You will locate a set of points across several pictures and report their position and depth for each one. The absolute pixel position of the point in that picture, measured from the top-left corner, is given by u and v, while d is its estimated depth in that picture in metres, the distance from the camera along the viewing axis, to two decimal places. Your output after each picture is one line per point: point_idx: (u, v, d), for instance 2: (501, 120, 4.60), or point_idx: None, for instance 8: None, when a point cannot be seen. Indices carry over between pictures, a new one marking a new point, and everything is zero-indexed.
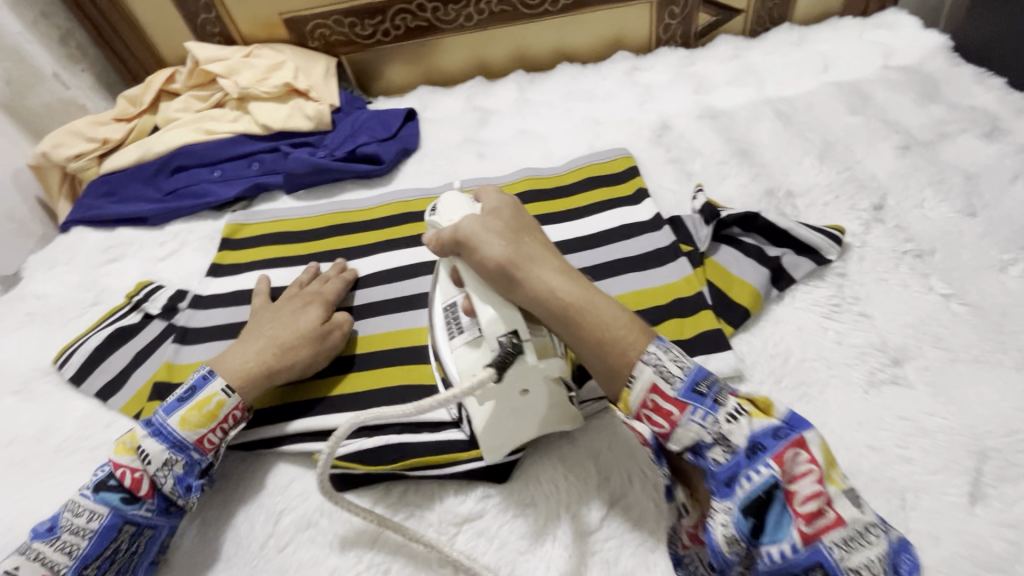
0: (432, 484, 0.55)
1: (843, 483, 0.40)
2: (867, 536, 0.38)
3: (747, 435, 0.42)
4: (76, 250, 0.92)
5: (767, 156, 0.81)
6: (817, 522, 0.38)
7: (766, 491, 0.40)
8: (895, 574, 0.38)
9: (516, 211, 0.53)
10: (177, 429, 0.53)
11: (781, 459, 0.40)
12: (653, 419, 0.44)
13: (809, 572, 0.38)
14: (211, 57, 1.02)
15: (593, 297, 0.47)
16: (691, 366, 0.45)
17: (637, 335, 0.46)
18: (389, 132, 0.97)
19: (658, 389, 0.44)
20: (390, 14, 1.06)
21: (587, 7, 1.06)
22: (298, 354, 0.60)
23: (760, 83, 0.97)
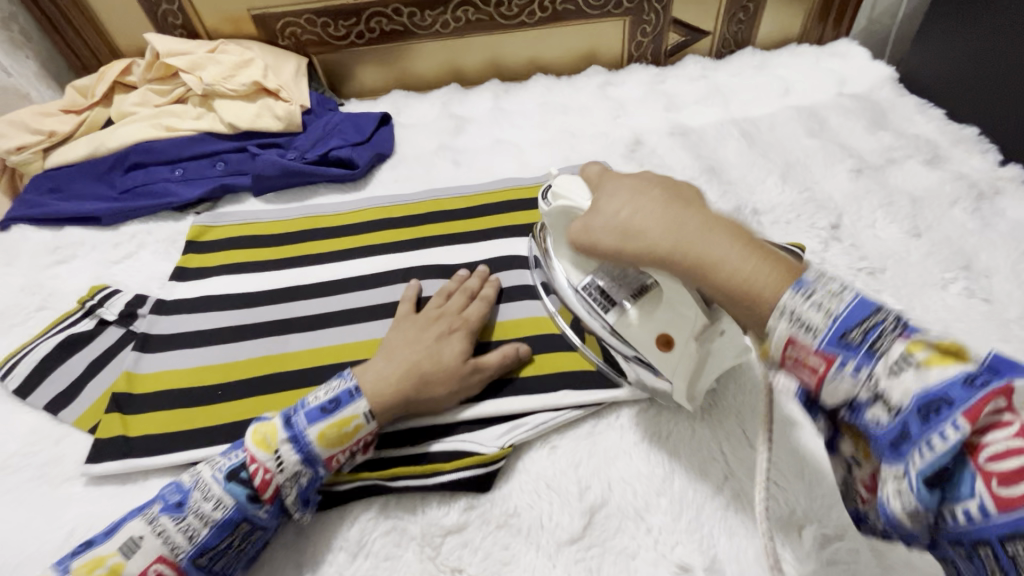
0: (411, 495, 0.53)
1: (930, 330, 0.32)
2: (918, 371, 0.31)
3: (915, 391, 0.30)
4: (19, 250, 0.86)
5: (733, 175, 0.85)
6: (1005, 458, 0.27)
7: (822, 368, 0.35)
8: (950, 411, 0.29)
9: (645, 187, 0.45)
10: (313, 443, 0.49)
11: (974, 415, 0.28)
12: (800, 370, 0.36)
13: (866, 426, 0.33)
14: (173, 50, 0.98)
15: (705, 235, 0.39)
16: (853, 297, 0.34)
17: (785, 277, 0.36)
18: (364, 136, 0.96)
19: (795, 339, 0.34)
20: (364, 17, 1.04)
21: (562, 21, 1.08)
22: (438, 388, 0.54)
23: (726, 103, 1.02)
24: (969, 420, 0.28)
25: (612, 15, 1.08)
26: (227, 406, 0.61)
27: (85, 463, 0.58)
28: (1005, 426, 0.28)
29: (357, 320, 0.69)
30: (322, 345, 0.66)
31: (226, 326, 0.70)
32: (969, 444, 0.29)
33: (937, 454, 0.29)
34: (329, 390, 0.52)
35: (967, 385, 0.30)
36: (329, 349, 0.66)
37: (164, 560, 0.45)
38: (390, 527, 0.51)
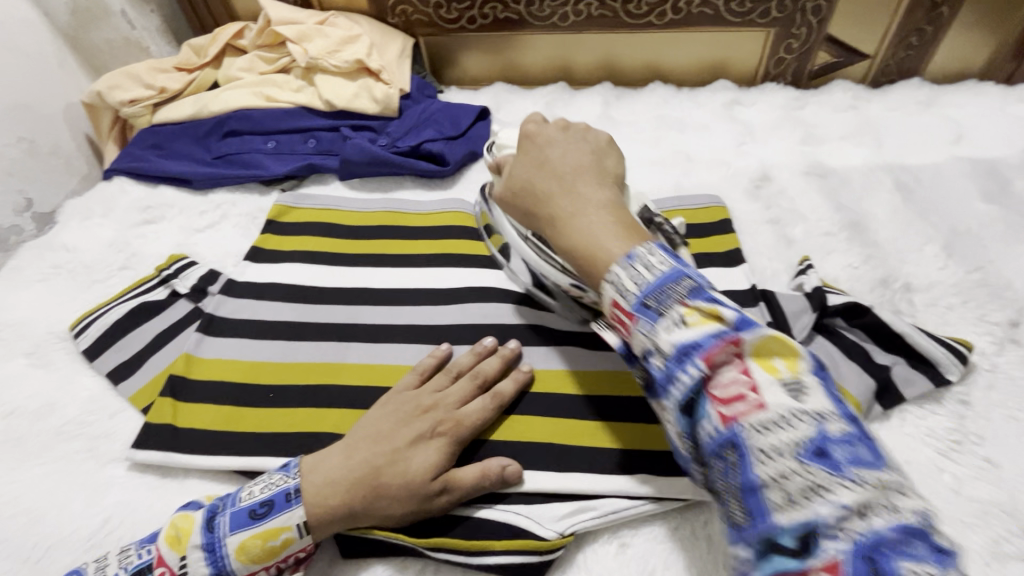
0: (452, 566, 0.47)
1: (796, 374, 0.34)
2: (794, 420, 0.32)
3: (680, 342, 0.35)
4: (115, 203, 0.87)
5: (881, 235, 0.71)
6: (727, 390, 0.33)
7: (694, 392, 0.34)
8: (818, 460, 0.30)
9: (564, 149, 0.50)
10: (231, 557, 0.44)
11: (709, 357, 0.34)
12: (619, 326, 0.40)
13: (729, 461, 0.32)
14: (284, 18, 0.96)
15: (582, 197, 0.45)
16: (668, 269, 0.38)
17: (627, 244, 0.41)
18: (458, 131, 0.89)
19: (616, 303, 0.39)
20: (480, 0, 0.97)
21: (695, 26, 0.95)
22: (393, 507, 0.45)
23: (879, 143, 0.86)
24: (705, 362, 0.34)
25: (754, 25, 0.94)
26: (276, 412, 0.58)
27: (132, 446, 0.56)
28: (856, 484, 0.29)
29: (424, 339, 0.63)
30: (385, 363, 0.61)
31: (289, 321, 0.66)
32: (824, 492, 0.29)
33: (800, 502, 0.30)
34: (268, 487, 0.47)
35: (824, 442, 0.31)
36: (387, 367, 0.61)
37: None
38: None
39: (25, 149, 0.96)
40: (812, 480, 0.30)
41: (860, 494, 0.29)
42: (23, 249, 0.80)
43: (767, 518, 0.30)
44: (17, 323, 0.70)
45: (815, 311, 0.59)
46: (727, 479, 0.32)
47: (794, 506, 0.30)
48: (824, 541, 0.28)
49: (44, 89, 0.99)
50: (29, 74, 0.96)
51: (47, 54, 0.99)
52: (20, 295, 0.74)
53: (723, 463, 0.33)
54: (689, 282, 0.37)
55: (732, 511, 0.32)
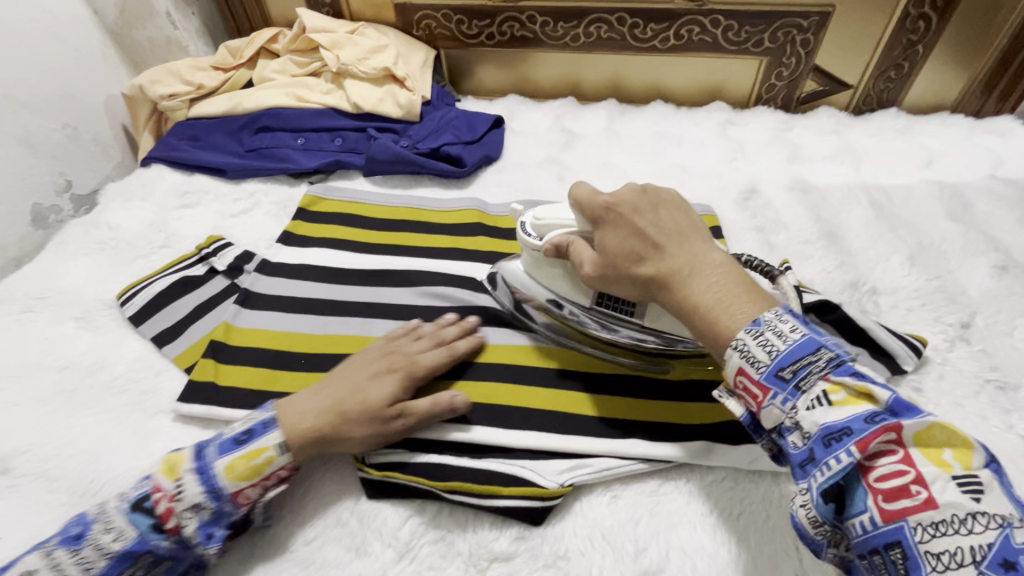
0: (464, 509, 0.54)
1: (971, 471, 0.35)
2: (967, 523, 0.33)
3: (824, 423, 0.38)
4: (154, 187, 0.94)
5: (854, 245, 0.79)
6: (889, 479, 0.36)
7: (848, 480, 0.37)
8: (1010, 573, 0.31)
9: (636, 198, 0.52)
10: (220, 476, 0.49)
11: (863, 445, 0.36)
12: (744, 395, 0.43)
13: (896, 560, 0.35)
14: (318, 26, 1.04)
15: (693, 256, 0.47)
16: (791, 342, 0.41)
17: (751, 310, 0.43)
18: (474, 136, 0.97)
19: (743, 371, 0.42)
20: (498, 19, 1.06)
21: (694, 52, 1.04)
22: (355, 430, 0.53)
23: (857, 164, 0.94)
24: (858, 448, 0.36)
25: (749, 53, 1.03)
26: (307, 376, 0.64)
27: (176, 400, 0.63)
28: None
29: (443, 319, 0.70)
30: None
31: (318, 298, 0.73)
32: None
33: None
34: (248, 421, 0.53)
35: (1009, 552, 0.32)
36: None
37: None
38: (438, 537, 0.52)
39: (68, 134, 1.03)
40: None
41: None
42: (69, 226, 0.87)
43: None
44: (66, 291, 0.76)
45: (792, 308, 0.66)
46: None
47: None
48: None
49: (89, 80, 1.06)
50: (76, 66, 1.04)
51: (93, 48, 1.06)
52: (68, 266, 0.80)
53: (888, 560, 0.35)
54: (827, 356, 0.40)
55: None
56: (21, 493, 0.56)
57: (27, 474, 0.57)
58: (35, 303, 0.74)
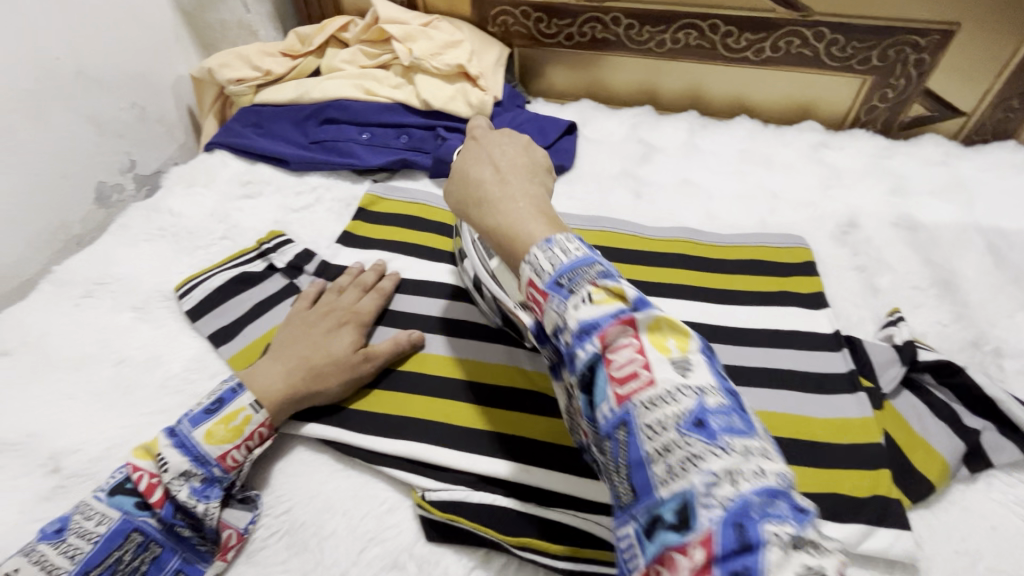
0: (533, 566, 0.49)
1: (684, 353, 0.35)
2: (676, 395, 0.33)
3: (584, 318, 0.36)
4: (216, 174, 0.92)
5: (972, 296, 0.70)
6: (624, 368, 0.34)
7: (591, 369, 0.35)
8: (696, 430, 0.31)
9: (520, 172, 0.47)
10: (201, 443, 0.50)
11: (604, 336, 0.35)
12: (535, 305, 0.40)
13: (621, 439, 0.34)
14: (392, 17, 1.00)
15: (511, 187, 0.46)
16: (571, 257, 0.38)
17: (548, 230, 0.41)
18: (547, 142, 0.92)
19: (533, 284, 0.39)
20: (580, 20, 1.00)
21: (791, 66, 0.96)
22: (331, 382, 0.57)
23: (971, 202, 0.85)
24: (601, 340, 0.35)
25: (852, 71, 0.94)
26: (363, 393, 0.59)
27: None
28: (723, 451, 0.31)
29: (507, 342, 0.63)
30: (460, 359, 0.61)
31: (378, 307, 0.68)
32: (699, 462, 0.30)
33: (677, 473, 0.31)
34: (214, 392, 0.54)
35: (702, 413, 0.32)
36: (472, 364, 0.60)
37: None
38: None
39: (136, 113, 1.02)
40: (692, 453, 0.31)
41: (729, 461, 0.30)
42: (132, 209, 0.85)
43: (651, 493, 0.32)
44: (125, 278, 0.74)
45: (903, 365, 0.59)
46: (619, 455, 0.34)
47: (671, 478, 0.31)
48: (697, 511, 0.29)
49: (160, 59, 1.05)
50: (150, 45, 1.03)
51: (167, 28, 1.05)
52: (129, 251, 0.78)
53: (614, 442, 0.34)
54: (600, 268, 0.38)
55: (622, 488, 0.34)
56: (68, 495, 0.53)
57: (76, 475, 0.54)
58: (95, 288, 0.73)
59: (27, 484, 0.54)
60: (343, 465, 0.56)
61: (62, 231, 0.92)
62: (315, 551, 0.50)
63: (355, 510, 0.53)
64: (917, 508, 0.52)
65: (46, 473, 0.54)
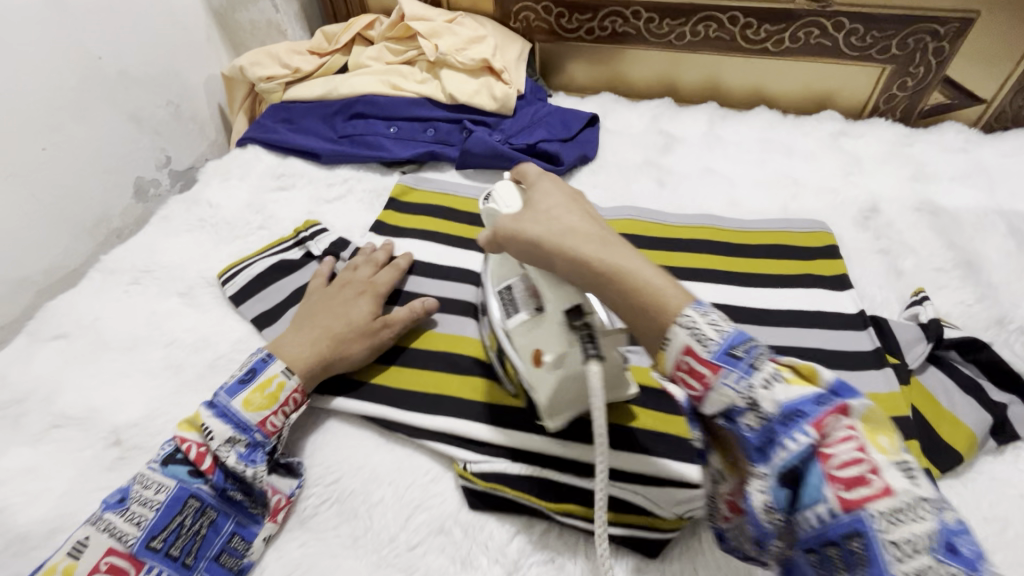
0: (573, 532, 0.51)
1: (900, 453, 0.34)
2: (918, 508, 0.31)
3: (783, 402, 0.35)
4: (250, 168, 0.95)
5: (996, 277, 0.71)
6: (848, 468, 0.32)
7: (803, 462, 0.34)
8: (953, 557, 0.30)
9: (562, 190, 0.48)
10: (241, 411, 0.52)
11: (819, 425, 0.34)
12: (687, 381, 0.37)
13: (789, 480, 0.34)
14: (416, 14, 1.02)
15: (614, 247, 0.42)
16: (729, 328, 0.37)
17: (686, 296, 0.39)
18: (570, 133, 0.94)
19: (690, 351, 0.37)
20: (601, 14, 1.02)
21: (809, 57, 0.98)
22: (356, 348, 0.60)
23: (992, 187, 0.86)
24: (814, 429, 0.34)
25: (871, 60, 0.96)
26: (402, 372, 0.61)
27: None
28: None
29: None
30: None
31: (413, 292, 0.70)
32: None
33: None
34: (246, 364, 0.56)
35: (950, 534, 0.31)
36: None
37: (116, 553, 0.45)
38: (549, 558, 0.50)
39: (172, 111, 1.06)
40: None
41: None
42: (172, 201, 0.89)
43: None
44: (170, 266, 0.77)
45: (930, 342, 0.61)
46: (855, 569, 0.32)
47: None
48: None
49: (193, 59, 1.09)
50: (184, 45, 1.06)
51: (199, 28, 1.09)
52: (172, 241, 0.81)
53: (845, 551, 0.32)
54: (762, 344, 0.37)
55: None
56: (130, 466, 0.56)
57: (136, 447, 0.57)
58: (143, 275, 0.76)
59: (91, 456, 0.56)
60: (385, 439, 0.59)
61: (104, 224, 0.96)
62: (365, 517, 0.53)
63: (400, 479, 0.55)
64: (946, 478, 0.54)
65: (108, 446, 0.57)
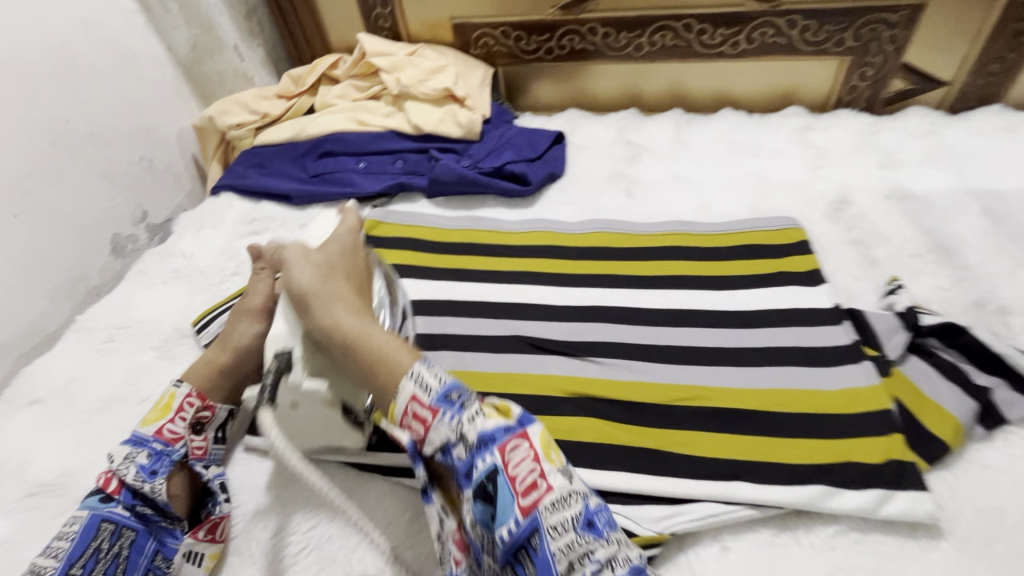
0: None
1: (563, 462, 0.47)
2: (570, 501, 0.44)
3: (482, 431, 0.45)
4: (223, 215, 0.95)
5: (972, 258, 0.70)
6: (525, 479, 0.44)
7: (490, 479, 0.44)
8: (589, 530, 0.43)
9: (350, 240, 0.61)
10: (139, 430, 0.54)
11: (502, 447, 0.45)
12: (414, 426, 0.47)
13: (530, 545, 0.42)
14: (378, 50, 1.04)
15: (366, 324, 0.52)
16: (447, 379, 0.48)
17: (413, 358, 0.50)
18: (537, 153, 0.94)
19: (417, 398, 0.47)
20: (558, 33, 1.04)
21: (767, 56, 0.98)
22: (242, 335, 0.61)
23: (961, 168, 0.85)
24: (499, 452, 0.45)
25: (828, 54, 0.96)
26: None
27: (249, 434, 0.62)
28: (608, 543, 0.43)
29: (514, 347, 0.65)
30: (468, 370, 0.63)
31: None
32: (593, 554, 0.41)
33: (579, 571, 0.41)
34: None
35: (590, 514, 0.44)
36: (477, 376, 0.62)
37: None
38: None
39: (145, 166, 1.07)
40: (588, 549, 0.42)
41: (612, 551, 0.42)
42: (147, 255, 0.89)
43: None
44: (144, 320, 0.77)
45: (907, 331, 0.59)
46: (534, 567, 0.42)
47: (574, 572, 0.41)
48: None
49: (164, 113, 1.11)
50: (153, 101, 1.08)
51: (168, 83, 1.11)
52: (146, 295, 0.82)
53: (528, 552, 0.42)
54: (472, 393, 0.49)
55: None
56: None
57: None
58: (118, 332, 0.76)
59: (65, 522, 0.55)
60: (360, 480, 0.57)
61: (82, 283, 0.96)
62: (343, 563, 0.51)
63: (379, 518, 0.54)
64: (936, 471, 0.52)
65: None
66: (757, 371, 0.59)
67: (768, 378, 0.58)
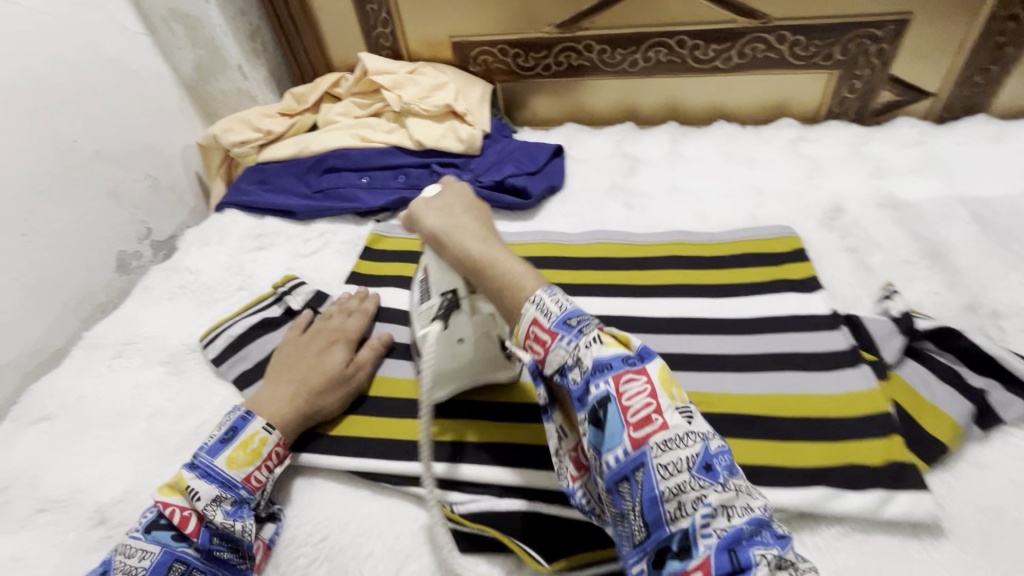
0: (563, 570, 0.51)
1: (686, 401, 0.43)
2: (686, 442, 0.40)
3: (597, 357, 0.43)
4: (228, 231, 0.96)
5: (963, 263, 0.72)
6: (639, 411, 0.41)
7: (603, 405, 0.41)
8: (704, 474, 0.39)
9: (472, 194, 0.58)
10: (225, 469, 0.54)
11: (618, 377, 0.42)
12: (534, 347, 0.46)
13: (635, 479, 0.40)
14: (379, 69, 1.06)
15: (494, 249, 0.51)
16: (570, 305, 0.46)
17: (541, 283, 0.48)
18: (536, 166, 0.96)
19: (537, 321, 0.45)
20: (555, 50, 1.07)
21: (759, 70, 1.01)
22: (329, 397, 0.61)
23: (950, 175, 0.88)
24: (613, 380, 0.42)
25: (818, 67, 0.99)
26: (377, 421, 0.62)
27: None
28: (722, 489, 0.39)
29: None
30: None
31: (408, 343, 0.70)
32: (704, 498, 0.38)
33: (682, 508, 0.38)
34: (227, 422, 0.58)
35: (709, 457, 0.40)
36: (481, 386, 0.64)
37: None
38: None
39: (150, 185, 1.09)
40: (701, 493, 0.38)
41: (726, 498, 0.39)
42: (154, 271, 0.90)
43: (661, 527, 0.39)
44: (151, 336, 0.78)
45: (903, 335, 0.61)
46: (636, 496, 0.40)
47: (681, 514, 0.38)
48: (699, 543, 0.38)
49: (168, 132, 1.12)
50: (158, 120, 1.10)
51: (172, 102, 1.13)
52: (152, 311, 0.82)
53: (633, 485, 0.40)
54: (591, 321, 0.45)
55: (637, 527, 0.40)
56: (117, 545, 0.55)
57: (124, 524, 0.56)
58: (125, 348, 0.77)
59: (77, 538, 0.56)
60: (371, 491, 0.58)
61: (88, 300, 0.97)
62: (356, 572, 0.52)
63: (389, 530, 0.55)
64: (937, 471, 0.53)
65: (94, 525, 0.57)
66: (759, 377, 0.60)
67: (770, 384, 0.60)
